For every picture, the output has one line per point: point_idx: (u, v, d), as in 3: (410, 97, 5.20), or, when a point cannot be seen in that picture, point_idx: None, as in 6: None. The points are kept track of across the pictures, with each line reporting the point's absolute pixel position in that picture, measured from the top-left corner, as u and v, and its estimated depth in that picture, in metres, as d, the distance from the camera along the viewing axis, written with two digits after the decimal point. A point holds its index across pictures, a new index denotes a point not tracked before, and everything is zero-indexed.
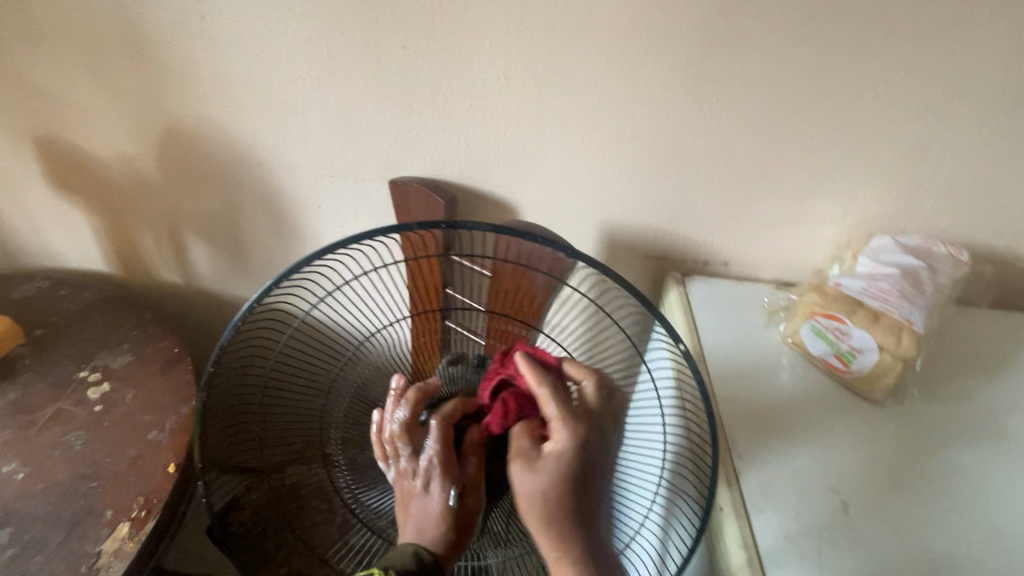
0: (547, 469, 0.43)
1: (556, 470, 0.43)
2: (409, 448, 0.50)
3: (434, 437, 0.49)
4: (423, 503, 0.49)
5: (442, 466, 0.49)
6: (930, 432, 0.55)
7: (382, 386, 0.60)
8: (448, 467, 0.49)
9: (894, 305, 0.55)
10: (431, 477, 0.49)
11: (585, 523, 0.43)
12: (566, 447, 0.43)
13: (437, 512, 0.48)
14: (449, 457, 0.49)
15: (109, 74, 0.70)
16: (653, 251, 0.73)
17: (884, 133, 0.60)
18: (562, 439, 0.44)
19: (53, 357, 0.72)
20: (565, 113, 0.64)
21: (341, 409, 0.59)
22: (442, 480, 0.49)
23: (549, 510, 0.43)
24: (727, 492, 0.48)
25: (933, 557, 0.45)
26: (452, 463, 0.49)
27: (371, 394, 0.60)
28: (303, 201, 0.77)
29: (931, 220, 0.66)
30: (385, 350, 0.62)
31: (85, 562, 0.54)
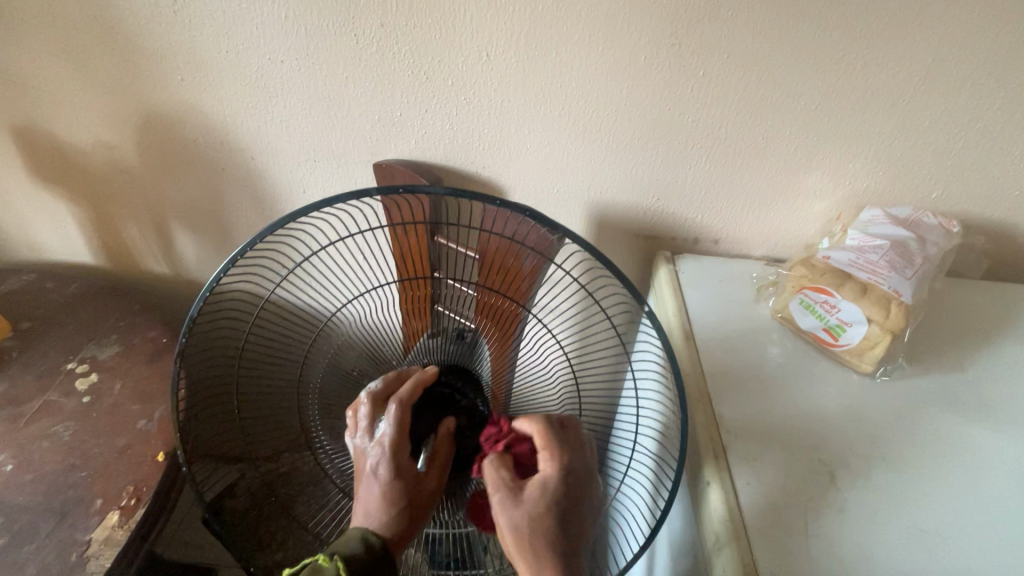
0: (536, 494, 0.45)
1: (538, 509, 0.44)
2: (367, 423, 0.50)
3: (390, 416, 0.49)
4: (370, 484, 0.48)
5: (393, 449, 0.49)
6: (920, 403, 0.55)
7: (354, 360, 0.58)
8: (399, 450, 0.49)
9: (882, 276, 0.54)
10: (380, 458, 0.48)
11: (565, 516, 0.45)
12: (553, 486, 0.45)
13: (382, 495, 0.48)
14: (401, 440, 0.49)
15: (84, 60, 0.68)
16: (642, 229, 0.73)
17: (874, 103, 0.59)
18: (549, 476, 0.45)
19: (40, 349, 0.72)
20: (550, 90, 0.62)
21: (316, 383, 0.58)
22: (391, 462, 0.48)
23: (525, 540, 0.44)
24: (714, 466, 0.48)
25: (919, 526, 0.45)
26: (404, 448, 0.49)
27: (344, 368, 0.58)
28: (287, 186, 0.76)
29: (923, 192, 0.65)
30: (356, 323, 0.59)
31: (77, 551, 0.54)
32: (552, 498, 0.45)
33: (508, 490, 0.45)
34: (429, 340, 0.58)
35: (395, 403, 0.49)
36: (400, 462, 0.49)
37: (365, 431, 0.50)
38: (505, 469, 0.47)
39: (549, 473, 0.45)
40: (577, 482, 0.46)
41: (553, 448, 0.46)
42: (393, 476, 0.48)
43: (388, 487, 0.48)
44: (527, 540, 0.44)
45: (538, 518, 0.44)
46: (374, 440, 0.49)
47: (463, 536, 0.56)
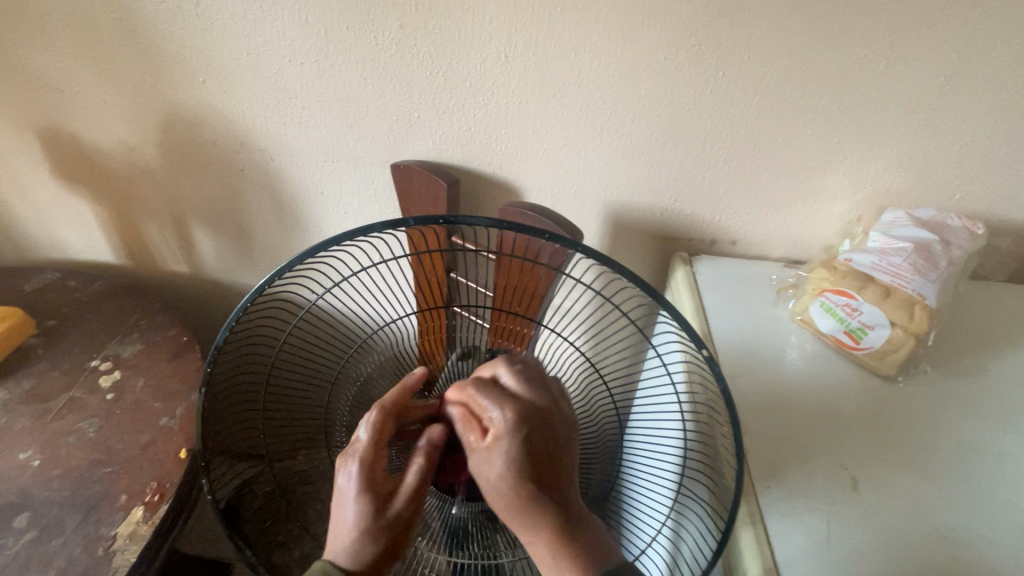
0: (503, 452, 0.42)
1: (506, 453, 0.42)
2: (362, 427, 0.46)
3: (370, 424, 0.46)
4: (342, 503, 0.45)
5: (369, 465, 0.45)
6: (944, 407, 0.54)
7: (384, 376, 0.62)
8: (375, 467, 0.45)
9: (906, 280, 0.53)
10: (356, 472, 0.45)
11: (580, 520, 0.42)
12: (507, 428, 0.42)
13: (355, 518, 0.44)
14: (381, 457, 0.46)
15: (108, 64, 0.69)
16: (658, 231, 0.72)
17: (897, 102, 0.58)
18: (499, 422, 0.43)
19: (65, 347, 0.73)
20: (567, 90, 0.62)
21: (346, 403, 0.62)
22: (363, 479, 0.45)
23: (504, 497, 0.42)
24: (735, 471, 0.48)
25: (945, 531, 0.44)
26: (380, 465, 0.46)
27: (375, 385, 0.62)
28: (304, 186, 0.76)
29: (946, 193, 0.64)
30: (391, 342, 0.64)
31: (101, 545, 0.55)
32: (515, 445, 0.42)
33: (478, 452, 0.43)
34: (460, 361, 0.63)
35: (378, 411, 0.46)
36: (374, 480, 0.45)
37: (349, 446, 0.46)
38: (474, 431, 0.44)
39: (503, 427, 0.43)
40: (539, 429, 0.44)
41: (499, 393, 0.44)
42: (366, 498, 0.44)
43: (360, 509, 0.44)
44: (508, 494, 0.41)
45: (510, 467, 0.41)
46: (350, 452, 0.46)
47: (493, 567, 0.56)
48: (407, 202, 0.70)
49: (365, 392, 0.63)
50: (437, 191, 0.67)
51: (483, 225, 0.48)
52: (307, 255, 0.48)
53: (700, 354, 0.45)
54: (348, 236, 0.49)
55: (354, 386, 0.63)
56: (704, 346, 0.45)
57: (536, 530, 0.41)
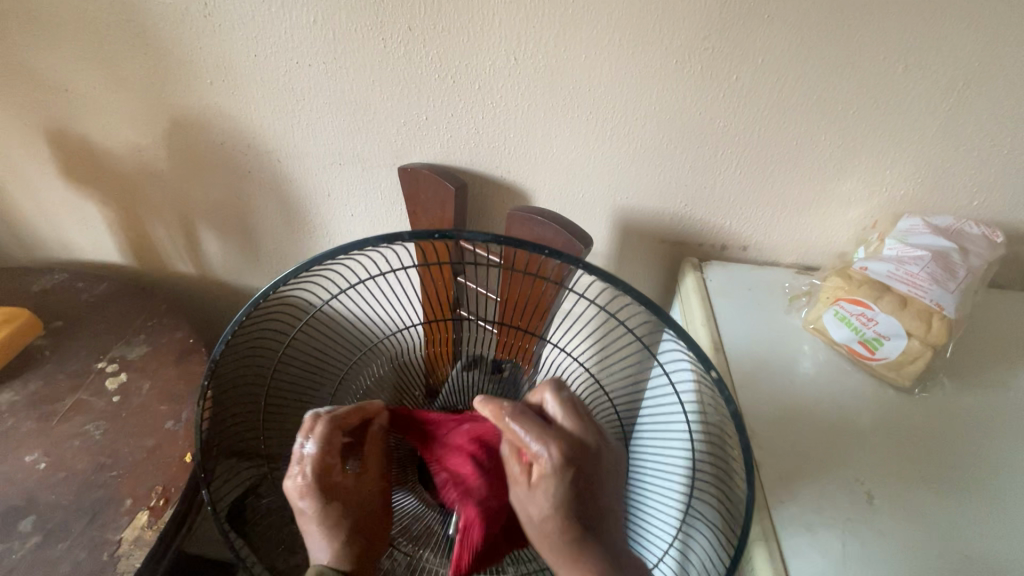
0: (548, 492, 0.42)
1: (549, 496, 0.42)
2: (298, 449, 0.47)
3: (314, 436, 0.47)
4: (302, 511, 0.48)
5: (320, 472, 0.48)
6: (961, 420, 0.53)
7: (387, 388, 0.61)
8: (326, 469, 0.48)
9: (923, 290, 0.52)
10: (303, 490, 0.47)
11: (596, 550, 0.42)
12: (553, 470, 0.42)
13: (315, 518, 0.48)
14: (331, 462, 0.48)
15: (116, 65, 0.69)
16: (668, 235, 0.71)
17: (914, 107, 0.57)
18: (544, 460, 0.42)
19: (71, 348, 0.73)
20: (577, 93, 0.61)
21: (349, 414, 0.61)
22: (316, 486, 0.47)
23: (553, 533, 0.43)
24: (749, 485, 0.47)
25: (963, 551, 0.43)
26: (334, 468, 0.48)
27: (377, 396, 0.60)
28: (311, 188, 0.76)
29: (962, 200, 0.63)
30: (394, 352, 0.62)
31: (107, 550, 0.54)
32: (563, 488, 0.42)
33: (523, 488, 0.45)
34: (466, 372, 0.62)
35: (322, 421, 0.47)
36: (329, 482, 0.48)
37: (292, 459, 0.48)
38: (517, 464, 0.46)
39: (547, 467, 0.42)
40: (590, 472, 0.43)
41: (536, 433, 0.42)
42: (327, 502, 0.48)
43: (324, 511, 0.48)
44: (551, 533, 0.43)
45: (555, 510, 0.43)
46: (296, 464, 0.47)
47: None
48: (414, 206, 0.70)
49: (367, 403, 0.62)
50: (445, 196, 0.66)
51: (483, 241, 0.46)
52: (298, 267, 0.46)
53: (710, 375, 0.42)
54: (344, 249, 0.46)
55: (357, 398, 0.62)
56: (713, 367, 0.43)
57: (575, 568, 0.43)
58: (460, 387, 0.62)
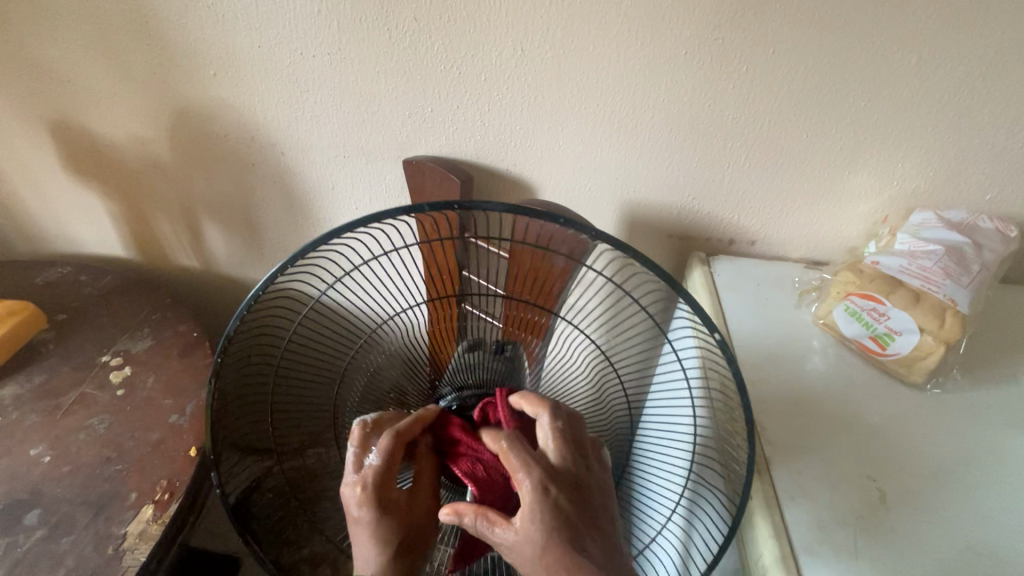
0: (529, 534, 0.39)
1: (537, 529, 0.39)
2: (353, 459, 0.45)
3: (381, 448, 0.45)
4: (356, 526, 0.44)
5: (379, 484, 0.45)
6: (973, 417, 0.53)
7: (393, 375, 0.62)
8: (386, 484, 0.45)
9: (937, 285, 0.51)
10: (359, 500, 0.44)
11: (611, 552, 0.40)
12: (533, 504, 0.40)
13: (371, 535, 0.44)
14: (391, 476, 0.45)
15: (119, 56, 0.69)
16: (675, 229, 0.70)
17: (928, 99, 0.56)
18: (527, 492, 0.40)
19: (75, 342, 0.73)
20: (585, 84, 0.60)
21: (355, 394, 0.62)
22: (374, 498, 0.44)
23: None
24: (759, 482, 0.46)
25: (977, 549, 0.43)
26: (393, 483, 0.45)
27: (382, 382, 0.62)
28: (316, 181, 0.75)
29: (976, 195, 0.62)
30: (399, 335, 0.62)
31: (112, 544, 0.54)
32: (552, 517, 0.39)
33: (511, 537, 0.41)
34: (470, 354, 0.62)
35: (388, 434, 0.46)
36: (385, 497, 0.45)
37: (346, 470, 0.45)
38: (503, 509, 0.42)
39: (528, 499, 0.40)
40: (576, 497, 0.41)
41: (520, 463, 0.41)
42: (381, 515, 0.44)
43: (377, 527, 0.44)
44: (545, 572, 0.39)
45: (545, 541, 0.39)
46: (354, 475, 0.45)
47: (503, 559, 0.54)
48: (419, 198, 0.69)
49: (373, 382, 0.62)
50: (451, 189, 0.66)
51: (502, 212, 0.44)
52: (312, 246, 0.44)
53: (712, 340, 0.40)
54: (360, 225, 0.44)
55: (365, 377, 0.62)
56: (716, 330, 0.40)
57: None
58: (466, 364, 0.62)
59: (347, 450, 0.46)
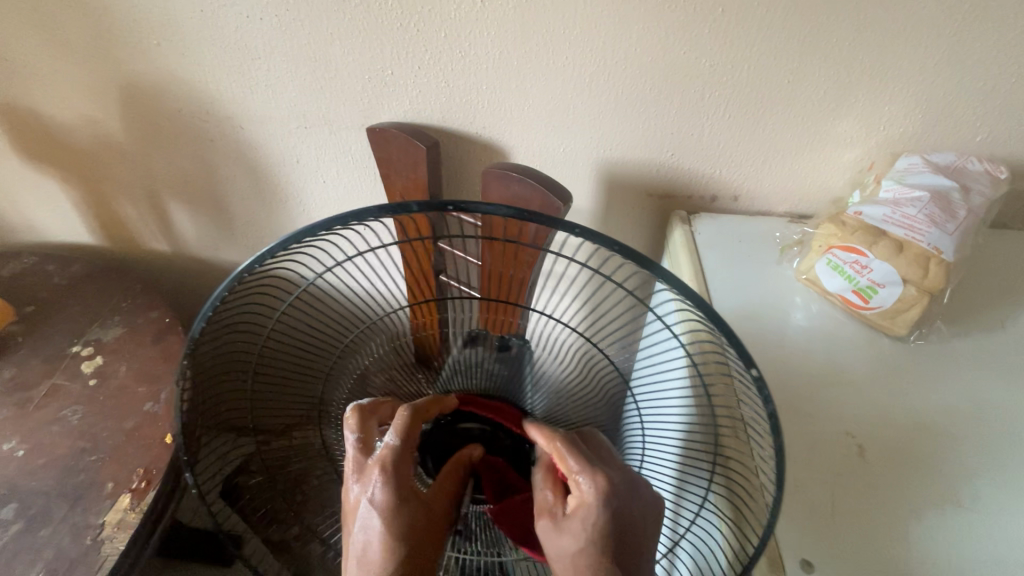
0: (575, 530, 0.37)
1: (592, 521, 0.37)
2: (360, 449, 0.43)
3: (395, 426, 0.43)
4: (370, 515, 0.39)
5: (392, 469, 0.41)
6: (957, 366, 0.52)
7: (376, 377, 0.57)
8: (400, 471, 0.41)
9: (921, 233, 0.50)
10: (377, 483, 0.40)
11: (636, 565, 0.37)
12: (593, 501, 0.37)
13: (386, 524, 0.39)
14: (407, 458, 0.42)
15: (55, 29, 0.64)
16: (656, 188, 0.68)
17: (914, 34, 0.53)
18: (588, 492, 0.38)
19: (45, 333, 0.71)
20: (550, 35, 0.57)
21: (341, 397, 0.57)
22: (391, 483, 0.40)
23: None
24: (751, 479, 0.42)
25: (955, 501, 0.42)
26: (406, 470, 0.41)
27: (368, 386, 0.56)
28: (279, 154, 0.72)
29: (966, 135, 0.59)
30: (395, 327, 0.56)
31: (90, 534, 0.54)
32: (602, 522, 0.37)
33: (547, 520, 0.40)
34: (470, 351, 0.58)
35: (402, 410, 0.44)
36: (404, 482, 0.41)
37: (352, 460, 0.43)
38: (550, 490, 0.42)
39: (586, 492, 0.38)
40: (627, 498, 0.38)
41: (586, 463, 0.39)
42: (397, 504, 0.39)
43: (394, 518, 0.39)
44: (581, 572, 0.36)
45: (589, 542, 0.36)
46: (371, 459, 0.41)
47: (496, 564, 0.55)
48: (387, 168, 0.65)
49: (361, 388, 0.57)
50: (418, 156, 0.62)
51: (501, 215, 0.38)
52: (290, 241, 0.40)
53: (749, 376, 0.35)
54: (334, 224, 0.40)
55: (352, 379, 0.57)
56: (754, 368, 0.35)
57: None
58: (465, 365, 0.58)
59: (347, 439, 0.44)
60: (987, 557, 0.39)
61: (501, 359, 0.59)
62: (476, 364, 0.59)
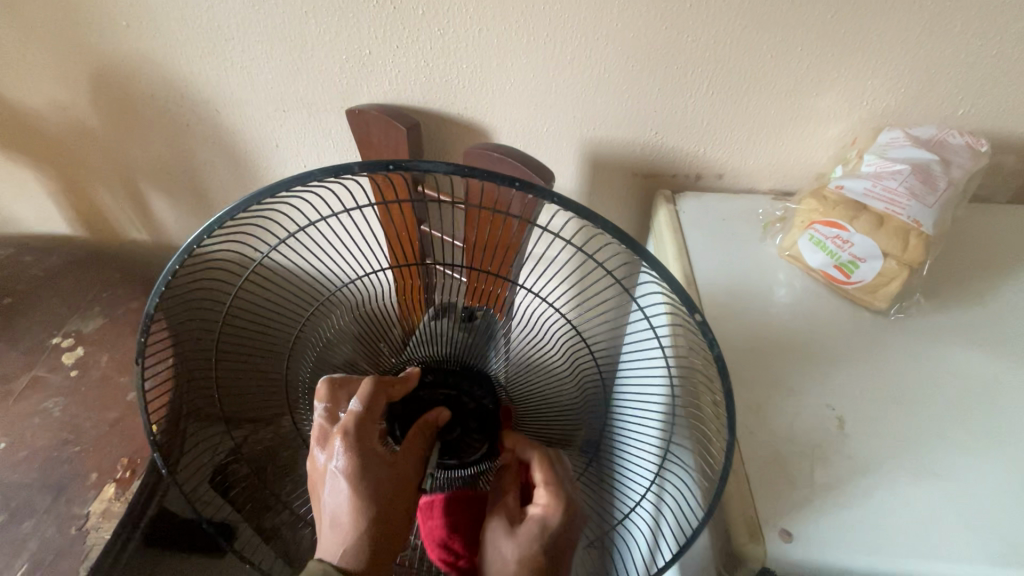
0: (525, 538, 0.44)
1: (542, 536, 0.44)
2: (327, 422, 0.44)
3: (359, 395, 0.44)
4: (336, 479, 0.43)
5: (358, 435, 0.43)
6: (937, 337, 0.52)
7: (343, 353, 0.54)
8: (365, 438, 0.44)
9: (902, 206, 0.50)
10: (341, 451, 0.43)
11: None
12: (549, 523, 0.44)
13: (351, 486, 0.42)
14: (370, 425, 0.44)
15: (19, 11, 0.62)
16: (640, 166, 0.67)
17: (897, 5, 0.52)
18: (547, 515, 0.44)
19: (24, 324, 0.71)
20: (531, 9, 0.55)
21: (307, 371, 0.54)
22: (356, 448, 0.43)
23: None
24: (717, 436, 0.42)
25: (930, 469, 0.43)
26: (370, 436, 0.44)
27: (333, 361, 0.54)
28: (257, 138, 0.71)
29: (949, 108, 0.59)
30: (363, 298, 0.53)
31: (75, 524, 0.57)
32: (550, 537, 0.44)
33: (499, 524, 0.45)
34: (436, 322, 0.54)
35: (367, 379, 0.44)
36: (368, 448, 0.43)
37: (319, 428, 0.45)
38: (510, 500, 0.47)
39: (546, 513, 0.44)
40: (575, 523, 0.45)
41: (558, 488, 0.45)
42: (361, 469, 0.43)
43: (357, 481, 0.43)
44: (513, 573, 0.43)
45: (535, 551, 0.43)
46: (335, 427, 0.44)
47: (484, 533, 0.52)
48: (369, 152, 0.64)
49: (324, 360, 0.54)
50: (399, 138, 0.61)
51: (445, 173, 0.36)
52: (242, 208, 0.37)
53: (693, 320, 0.35)
54: (286, 189, 0.37)
55: (315, 353, 0.54)
56: (698, 311, 0.34)
57: None
58: (430, 335, 0.53)
59: (315, 409, 0.45)
60: (959, 522, 0.40)
61: (466, 329, 0.53)
62: (440, 333, 0.53)
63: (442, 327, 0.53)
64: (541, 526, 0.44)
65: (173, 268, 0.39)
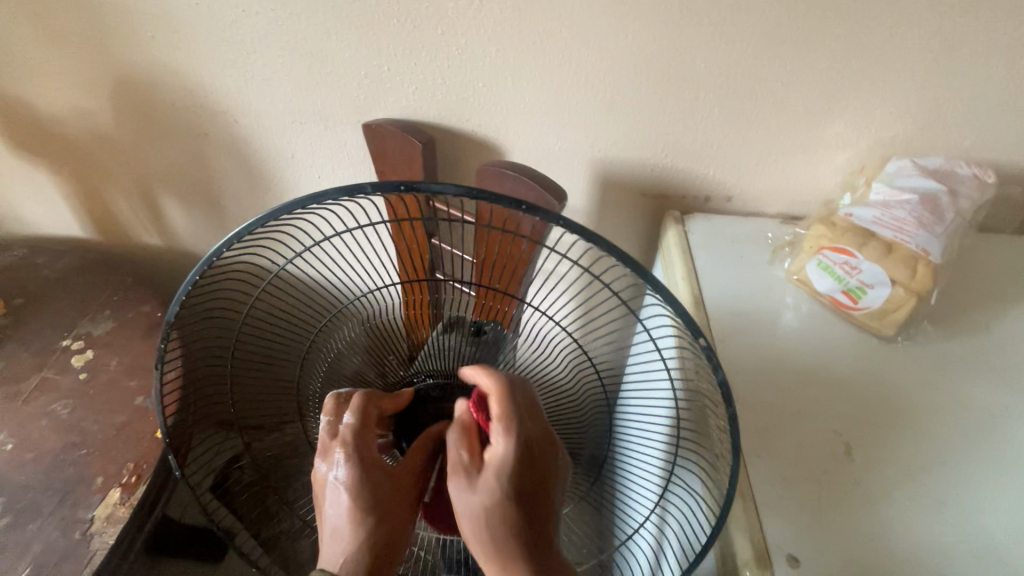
0: (488, 485, 0.38)
1: (500, 476, 0.37)
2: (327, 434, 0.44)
3: (353, 406, 0.44)
4: (337, 489, 0.42)
5: (357, 447, 0.43)
6: (943, 365, 0.52)
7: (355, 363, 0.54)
8: (364, 450, 0.43)
9: (909, 235, 0.50)
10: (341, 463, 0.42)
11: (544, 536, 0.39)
12: (507, 462, 0.37)
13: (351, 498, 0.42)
14: (368, 436, 0.43)
15: (48, 21, 0.64)
16: (650, 187, 0.68)
17: (906, 37, 0.53)
18: (503, 455, 0.38)
19: (35, 326, 0.71)
20: (547, 32, 0.57)
21: (318, 381, 0.54)
22: (355, 459, 0.42)
23: (483, 527, 0.38)
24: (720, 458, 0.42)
25: (939, 499, 0.43)
26: (369, 448, 0.43)
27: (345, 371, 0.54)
28: (273, 149, 0.72)
29: (955, 138, 0.60)
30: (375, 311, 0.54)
31: (78, 529, 0.56)
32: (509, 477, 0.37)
33: (458, 480, 0.39)
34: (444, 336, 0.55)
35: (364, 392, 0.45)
36: (366, 457, 0.43)
37: (320, 441, 0.45)
38: (464, 448, 0.40)
39: (502, 447, 0.38)
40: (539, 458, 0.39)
41: (508, 416, 0.38)
42: (360, 480, 0.42)
43: (357, 492, 0.42)
44: (486, 524, 0.38)
45: (500, 493, 0.37)
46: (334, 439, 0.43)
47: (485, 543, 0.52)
48: (383, 166, 0.65)
49: (335, 370, 0.54)
50: (414, 152, 0.62)
51: (457, 194, 0.37)
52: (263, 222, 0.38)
53: (698, 344, 0.36)
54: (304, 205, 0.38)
55: (326, 363, 0.54)
56: (702, 335, 0.36)
57: (502, 546, 0.38)
58: (437, 348, 0.54)
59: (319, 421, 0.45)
60: (969, 554, 0.40)
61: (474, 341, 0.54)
62: (449, 348, 0.54)
63: (451, 341, 0.54)
64: (496, 472, 0.38)
65: (194, 278, 0.40)
